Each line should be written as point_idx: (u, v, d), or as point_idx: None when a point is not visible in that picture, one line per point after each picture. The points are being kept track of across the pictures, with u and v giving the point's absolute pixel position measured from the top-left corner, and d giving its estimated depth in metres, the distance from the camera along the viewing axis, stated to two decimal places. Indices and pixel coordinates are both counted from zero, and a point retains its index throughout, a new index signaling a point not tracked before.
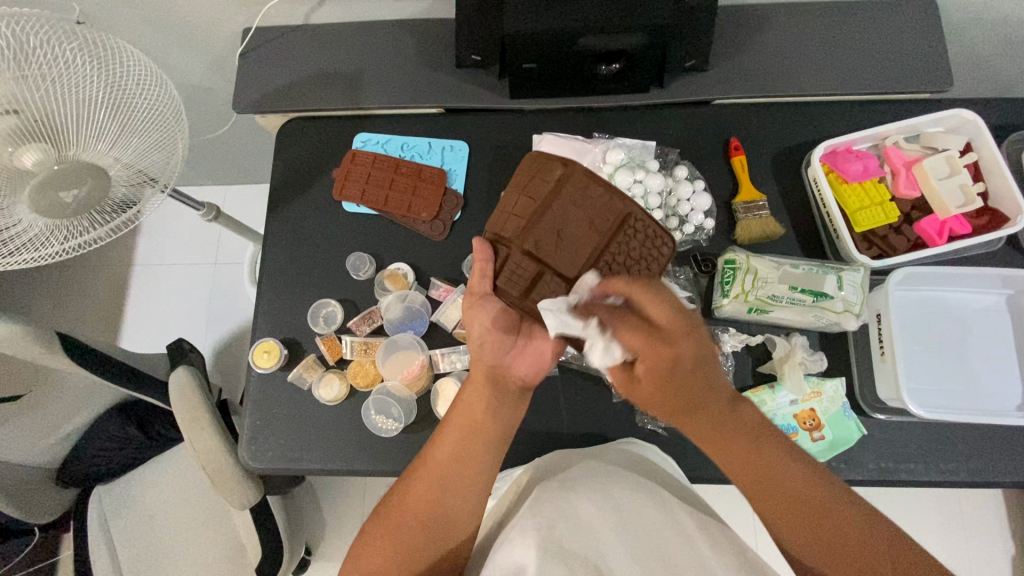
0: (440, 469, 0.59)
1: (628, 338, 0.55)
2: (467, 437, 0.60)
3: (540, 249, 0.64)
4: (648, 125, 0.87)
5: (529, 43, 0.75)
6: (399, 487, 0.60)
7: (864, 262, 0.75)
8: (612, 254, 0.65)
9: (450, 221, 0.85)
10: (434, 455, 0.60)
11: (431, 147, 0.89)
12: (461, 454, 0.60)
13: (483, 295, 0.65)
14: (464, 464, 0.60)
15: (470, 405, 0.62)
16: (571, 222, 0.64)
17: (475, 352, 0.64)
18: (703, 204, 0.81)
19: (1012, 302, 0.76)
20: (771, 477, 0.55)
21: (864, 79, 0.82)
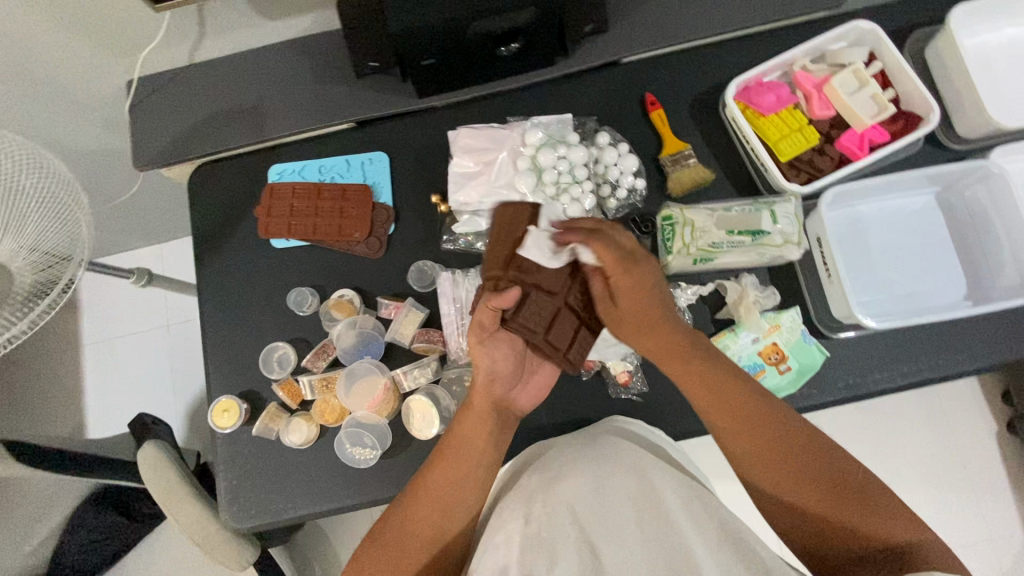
0: (439, 496, 0.60)
1: (599, 249, 0.61)
2: (468, 472, 0.61)
3: (524, 270, 0.64)
4: (562, 98, 0.86)
5: (421, 40, 0.73)
6: (401, 509, 0.61)
7: (794, 191, 0.75)
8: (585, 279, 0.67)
9: (385, 236, 0.83)
10: (437, 487, 0.60)
11: (350, 164, 0.86)
12: (461, 484, 0.61)
13: (492, 333, 0.64)
14: (459, 485, 0.61)
15: (468, 443, 0.62)
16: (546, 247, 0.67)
17: (482, 385, 0.64)
18: (631, 165, 0.79)
19: (940, 199, 0.79)
20: (775, 447, 0.57)
21: (759, 10, 0.83)
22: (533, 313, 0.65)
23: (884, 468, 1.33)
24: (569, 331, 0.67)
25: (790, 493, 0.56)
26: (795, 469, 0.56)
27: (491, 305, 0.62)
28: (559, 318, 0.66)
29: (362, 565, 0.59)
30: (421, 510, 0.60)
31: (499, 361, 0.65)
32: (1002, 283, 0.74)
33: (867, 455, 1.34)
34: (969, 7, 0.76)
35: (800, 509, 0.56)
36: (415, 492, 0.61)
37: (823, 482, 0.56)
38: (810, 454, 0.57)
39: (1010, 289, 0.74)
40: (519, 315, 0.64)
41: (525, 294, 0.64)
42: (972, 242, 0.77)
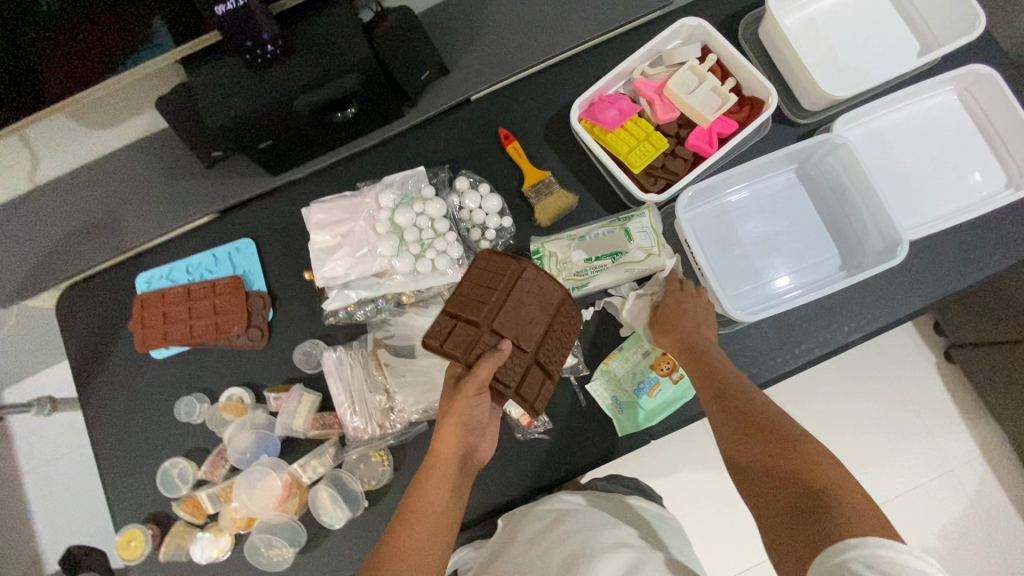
0: (413, 551, 0.53)
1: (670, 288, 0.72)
2: (441, 524, 0.55)
3: (503, 326, 0.61)
4: (419, 147, 0.85)
5: (248, 127, 0.72)
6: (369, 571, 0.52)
7: (648, 203, 0.75)
8: (556, 333, 0.64)
9: (265, 323, 0.80)
10: (412, 537, 0.53)
11: (216, 257, 0.83)
12: (435, 535, 0.54)
13: (474, 392, 0.59)
14: (435, 547, 0.54)
15: (435, 493, 0.56)
16: (525, 302, 0.62)
17: (457, 434, 0.58)
18: (495, 205, 0.78)
19: (800, 175, 0.80)
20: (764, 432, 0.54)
21: (590, 26, 0.84)
22: (509, 370, 0.60)
23: (838, 424, 1.35)
24: (537, 384, 0.62)
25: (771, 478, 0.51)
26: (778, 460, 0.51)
27: (481, 364, 0.57)
28: (529, 374, 0.62)
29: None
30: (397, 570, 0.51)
31: (472, 410, 0.59)
32: (870, 248, 0.75)
33: (820, 414, 1.35)
34: None
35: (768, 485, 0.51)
36: (387, 553, 0.53)
37: (775, 461, 0.51)
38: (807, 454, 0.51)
39: (878, 252, 0.74)
40: (499, 371, 0.60)
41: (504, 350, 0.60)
42: (835, 212, 0.78)
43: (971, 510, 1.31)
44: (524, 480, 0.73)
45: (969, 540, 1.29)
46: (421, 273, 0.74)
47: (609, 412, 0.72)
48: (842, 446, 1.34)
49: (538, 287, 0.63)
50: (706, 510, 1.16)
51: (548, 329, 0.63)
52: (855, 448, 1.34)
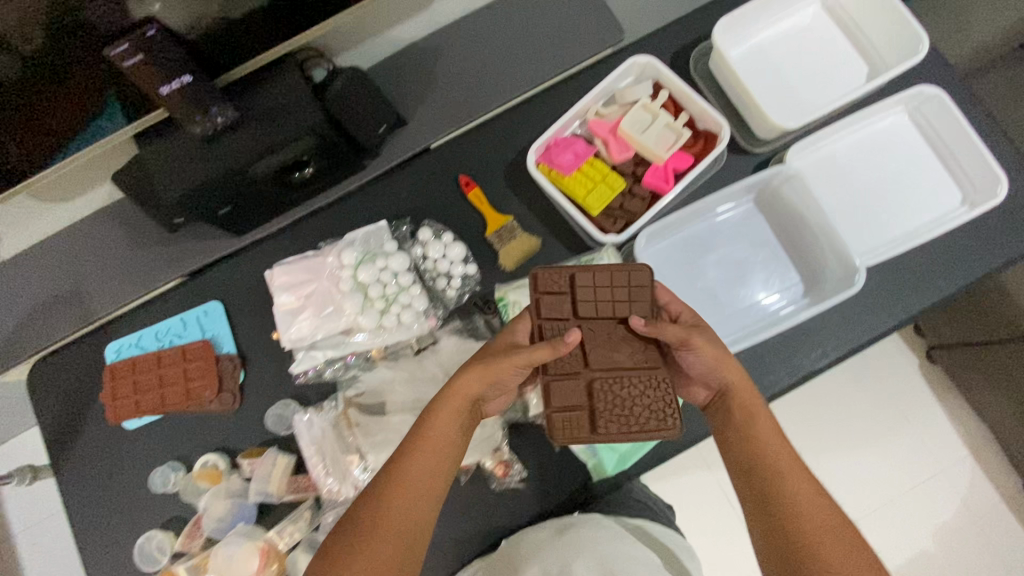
0: (417, 484, 0.56)
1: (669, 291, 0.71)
2: (444, 462, 0.57)
3: (590, 331, 0.62)
4: (381, 198, 0.85)
5: (204, 195, 0.71)
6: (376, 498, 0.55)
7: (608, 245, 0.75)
8: (625, 382, 0.60)
9: (236, 385, 0.80)
10: (421, 471, 0.56)
11: (184, 321, 0.83)
12: (438, 472, 0.57)
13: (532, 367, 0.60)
14: (432, 479, 0.57)
15: (445, 425, 0.58)
16: (621, 335, 0.62)
17: (476, 379, 0.59)
18: (458, 253, 0.79)
19: (757, 203, 0.80)
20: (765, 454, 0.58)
21: (543, 69, 0.85)
22: (561, 366, 0.60)
23: (828, 433, 1.35)
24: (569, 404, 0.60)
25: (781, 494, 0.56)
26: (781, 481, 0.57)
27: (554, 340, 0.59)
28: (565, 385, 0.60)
29: (339, 543, 0.54)
30: (400, 498, 0.55)
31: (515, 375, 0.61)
32: (830, 274, 0.75)
33: (808, 424, 1.35)
34: (728, 19, 0.79)
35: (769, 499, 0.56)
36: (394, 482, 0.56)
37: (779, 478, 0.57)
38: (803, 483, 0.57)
39: (837, 279, 0.74)
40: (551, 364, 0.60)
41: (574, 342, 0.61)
42: (795, 240, 0.78)
43: (964, 509, 1.30)
44: (503, 530, 0.72)
45: (964, 538, 1.29)
46: (387, 328, 0.74)
47: (584, 456, 0.72)
48: (833, 455, 1.34)
49: (643, 343, 0.62)
50: (699, 534, 1.15)
51: (623, 369, 0.60)
52: (846, 455, 1.34)
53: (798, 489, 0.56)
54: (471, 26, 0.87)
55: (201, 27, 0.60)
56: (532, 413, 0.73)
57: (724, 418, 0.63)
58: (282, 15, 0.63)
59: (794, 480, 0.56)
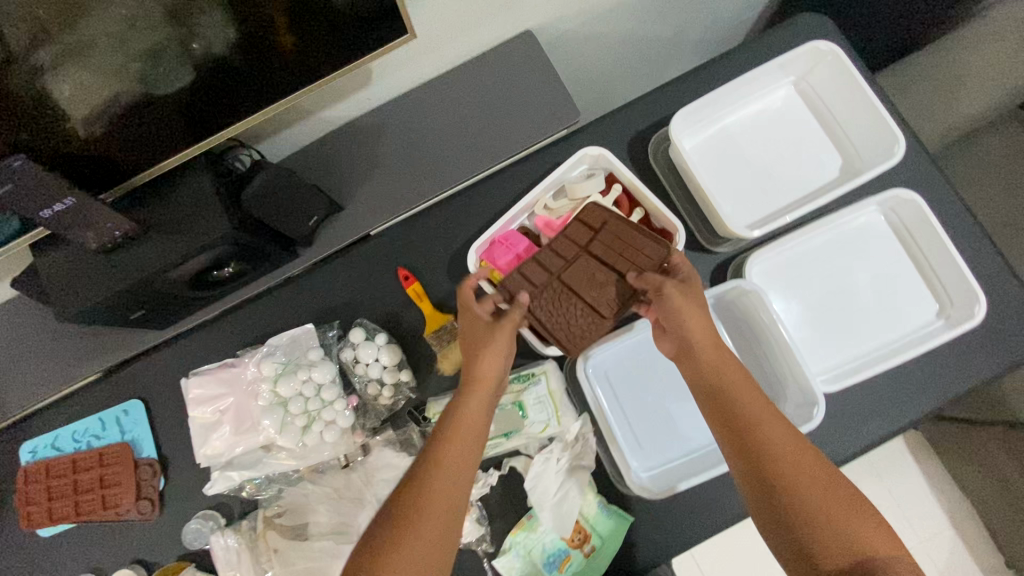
0: (433, 508, 0.52)
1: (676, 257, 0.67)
2: (478, 427, 0.58)
3: (575, 255, 0.66)
4: (314, 287, 0.78)
5: (110, 310, 0.65)
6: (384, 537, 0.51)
7: (544, 367, 0.70)
8: (558, 310, 0.66)
9: (156, 494, 0.75)
10: (432, 491, 0.53)
11: (104, 421, 0.78)
12: (456, 499, 0.54)
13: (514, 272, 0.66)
14: (466, 442, 0.56)
15: (475, 408, 0.58)
16: (595, 269, 0.66)
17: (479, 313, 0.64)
18: (390, 359, 0.72)
19: (718, 308, 0.72)
20: (740, 407, 0.56)
21: (492, 150, 0.79)
22: (534, 271, 0.66)
23: None
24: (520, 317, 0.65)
25: (762, 440, 0.54)
26: (758, 431, 0.55)
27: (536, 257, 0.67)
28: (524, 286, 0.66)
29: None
30: (420, 530, 0.51)
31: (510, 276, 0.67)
32: (791, 397, 0.68)
33: None
34: (690, 107, 0.72)
35: (751, 451, 0.54)
36: (402, 516, 0.52)
37: (758, 427, 0.55)
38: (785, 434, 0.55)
39: (798, 405, 0.67)
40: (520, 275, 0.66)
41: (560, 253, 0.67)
42: (755, 353, 0.71)
43: None
44: None
45: None
46: (310, 446, 0.69)
47: None
48: None
49: (608, 285, 0.65)
50: None
51: (574, 293, 0.66)
52: None
53: (775, 439, 0.54)
54: (415, 101, 0.81)
55: (98, 126, 0.56)
56: (464, 540, 0.68)
57: (698, 378, 0.60)
58: (192, 103, 0.59)
59: (771, 429, 0.55)
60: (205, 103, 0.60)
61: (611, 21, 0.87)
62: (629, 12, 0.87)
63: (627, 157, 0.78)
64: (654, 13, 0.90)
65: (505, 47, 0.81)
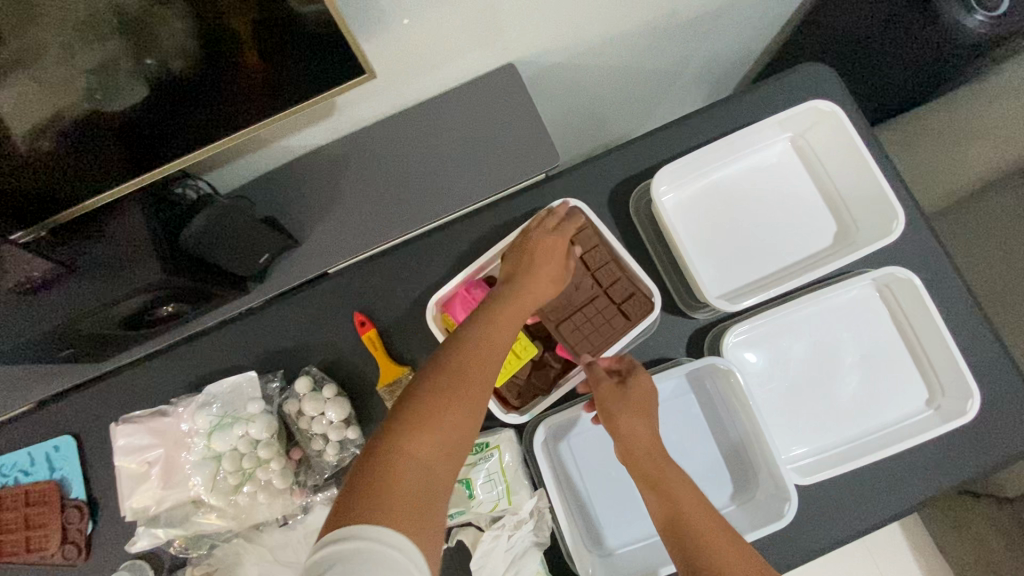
0: (444, 428, 0.48)
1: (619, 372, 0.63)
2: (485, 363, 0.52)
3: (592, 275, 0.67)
4: (266, 327, 0.74)
5: (34, 349, 0.60)
6: (393, 438, 0.46)
7: (497, 441, 0.65)
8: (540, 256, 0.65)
9: (83, 538, 0.70)
10: (453, 406, 0.49)
11: (32, 456, 0.73)
12: (451, 450, 0.47)
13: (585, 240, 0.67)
14: (482, 366, 0.52)
15: (501, 341, 0.55)
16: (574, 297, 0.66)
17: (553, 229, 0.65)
18: (336, 415, 0.67)
19: (692, 379, 0.67)
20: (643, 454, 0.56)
21: (463, 191, 0.74)
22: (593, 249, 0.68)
23: None
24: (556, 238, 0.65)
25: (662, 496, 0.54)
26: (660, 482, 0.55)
27: (603, 246, 0.68)
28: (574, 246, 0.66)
29: (355, 509, 0.41)
30: (425, 442, 0.46)
31: (588, 232, 0.68)
32: (763, 484, 0.63)
33: None
34: (676, 161, 0.67)
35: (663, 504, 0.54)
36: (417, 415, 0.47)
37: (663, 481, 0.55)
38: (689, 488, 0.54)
39: (769, 494, 0.62)
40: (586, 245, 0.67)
41: (601, 264, 0.67)
42: (728, 433, 0.66)
43: None
44: None
45: None
46: (242, 505, 0.64)
47: None
48: None
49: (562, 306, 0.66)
50: None
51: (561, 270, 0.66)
52: None
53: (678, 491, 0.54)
54: (386, 133, 0.76)
55: (44, 141, 0.50)
56: None
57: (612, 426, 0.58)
58: (144, 128, 0.53)
59: (675, 480, 0.55)
60: (161, 127, 0.54)
61: (600, 57, 0.82)
62: (621, 50, 0.82)
63: (606, 208, 0.73)
64: (647, 52, 0.85)
65: (484, 82, 0.76)
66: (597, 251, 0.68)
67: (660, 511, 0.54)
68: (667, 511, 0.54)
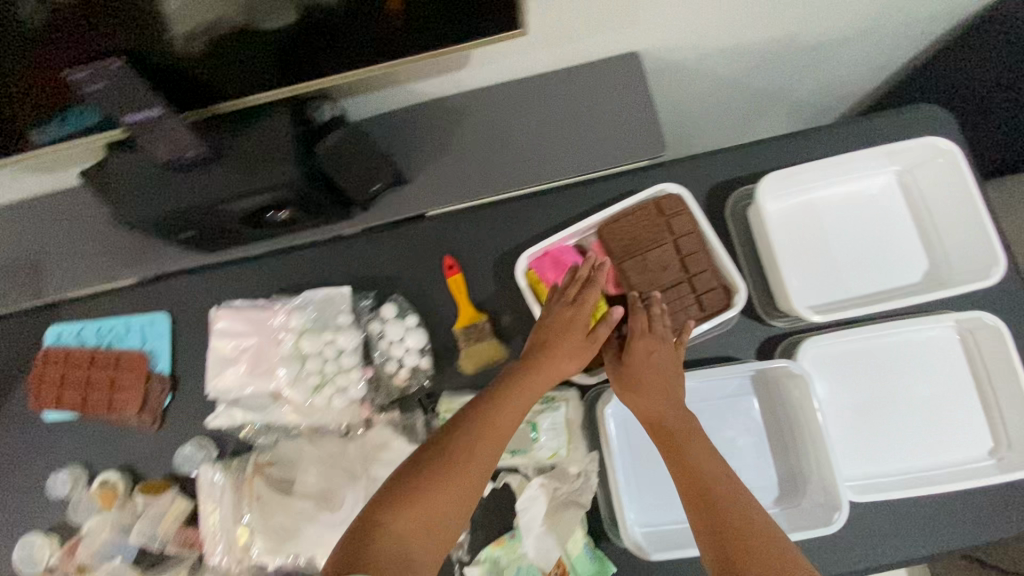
0: (434, 509, 0.51)
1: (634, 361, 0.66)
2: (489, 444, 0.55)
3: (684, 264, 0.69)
4: (361, 253, 0.78)
5: (167, 222, 0.66)
6: (379, 515, 0.50)
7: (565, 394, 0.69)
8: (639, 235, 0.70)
9: (159, 409, 0.76)
10: (446, 483, 0.52)
11: (129, 327, 0.79)
12: (439, 530, 0.51)
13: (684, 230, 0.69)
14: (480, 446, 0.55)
15: (510, 415, 0.58)
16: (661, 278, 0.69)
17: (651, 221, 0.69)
18: (414, 342, 0.72)
19: (756, 382, 0.69)
20: (667, 426, 0.60)
21: (568, 163, 0.77)
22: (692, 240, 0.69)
23: None
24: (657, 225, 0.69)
25: (682, 464, 0.57)
26: (681, 450, 0.58)
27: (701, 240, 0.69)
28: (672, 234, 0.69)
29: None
30: (411, 522, 0.50)
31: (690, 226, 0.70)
32: (811, 494, 0.65)
33: None
34: (784, 170, 0.69)
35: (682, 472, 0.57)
36: (398, 498, 0.51)
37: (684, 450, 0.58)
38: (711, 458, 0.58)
39: (817, 505, 0.64)
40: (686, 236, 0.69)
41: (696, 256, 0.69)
42: (783, 439, 0.68)
43: None
44: None
45: None
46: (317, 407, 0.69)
47: None
48: None
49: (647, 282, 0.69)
50: None
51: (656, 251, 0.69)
52: None
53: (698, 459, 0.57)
54: (505, 96, 0.80)
55: (197, 43, 0.53)
56: None
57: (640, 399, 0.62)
58: (300, 40, 0.56)
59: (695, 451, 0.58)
60: (311, 43, 0.56)
61: (720, 63, 0.84)
62: (741, 60, 0.84)
63: (702, 205, 0.75)
64: (767, 67, 0.87)
65: (609, 63, 0.79)
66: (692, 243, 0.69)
67: (681, 475, 0.57)
68: (686, 479, 0.57)
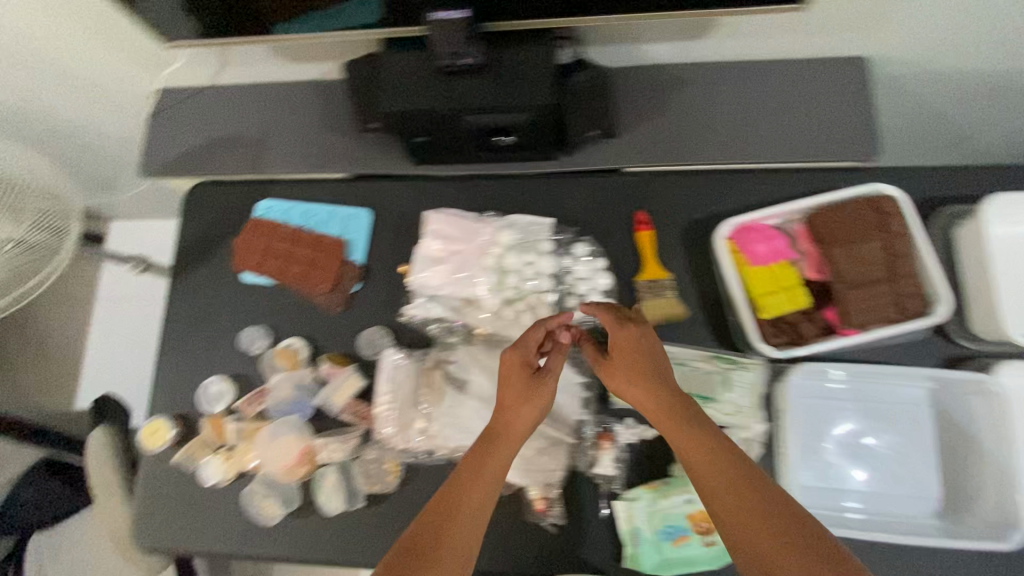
0: (458, 532, 0.57)
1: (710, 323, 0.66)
2: (498, 467, 0.61)
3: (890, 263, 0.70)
4: (558, 191, 0.82)
5: (414, 122, 0.72)
6: (416, 535, 0.57)
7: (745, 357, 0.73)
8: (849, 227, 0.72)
9: (347, 293, 0.82)
10: (463, 509, 0.58)
11: (332, 214, 0.86)
12: (468, 546, 0.57)
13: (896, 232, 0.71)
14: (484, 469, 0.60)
15: (518, 431, 0.62)
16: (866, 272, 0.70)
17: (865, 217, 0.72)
18: (602, 283, 0.77)
19: (935, 396, 0.71)
20: (698, 447, 0.59)
21: (778, 147, 0.79)
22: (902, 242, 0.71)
23: None
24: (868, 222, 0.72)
25: (720, 488, 0.57)
26: (717, 474, 0.57)
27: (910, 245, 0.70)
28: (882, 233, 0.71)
29: None
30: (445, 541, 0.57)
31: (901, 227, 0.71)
32: (978, 511, 0.67)
33: None
34: (1013, 195, 0.69)
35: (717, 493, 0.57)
36: (425, 523, 0.58)
37: (713, 473, 0.57)
38: (743, 488, 0.56)
39: (986, 520, 0.66)
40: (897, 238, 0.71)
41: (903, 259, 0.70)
42: (953, 453, 0.70)
43: None
44: (516, 560, 0.70)
45: None
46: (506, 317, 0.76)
47: (626, 537, 0.69)
48: None
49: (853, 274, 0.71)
50: None
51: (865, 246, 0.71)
52: None
53: (734, 486, 0.56)
54: (725, 72, 0.82)
55: None
56: (596, 469, 0.71)
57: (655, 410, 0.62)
58: None
59: (724, 476, 0.57)
60: None
61: (939, 83, 0.84)
62: (962, 83, 0.84)
63: None
64: (983, 98, 0.87)
65: (837, 61, 0.80)
66: (901, 245, 0.71)
67: (714, 496, 0.57)
68: (724, 502, 0.56)
